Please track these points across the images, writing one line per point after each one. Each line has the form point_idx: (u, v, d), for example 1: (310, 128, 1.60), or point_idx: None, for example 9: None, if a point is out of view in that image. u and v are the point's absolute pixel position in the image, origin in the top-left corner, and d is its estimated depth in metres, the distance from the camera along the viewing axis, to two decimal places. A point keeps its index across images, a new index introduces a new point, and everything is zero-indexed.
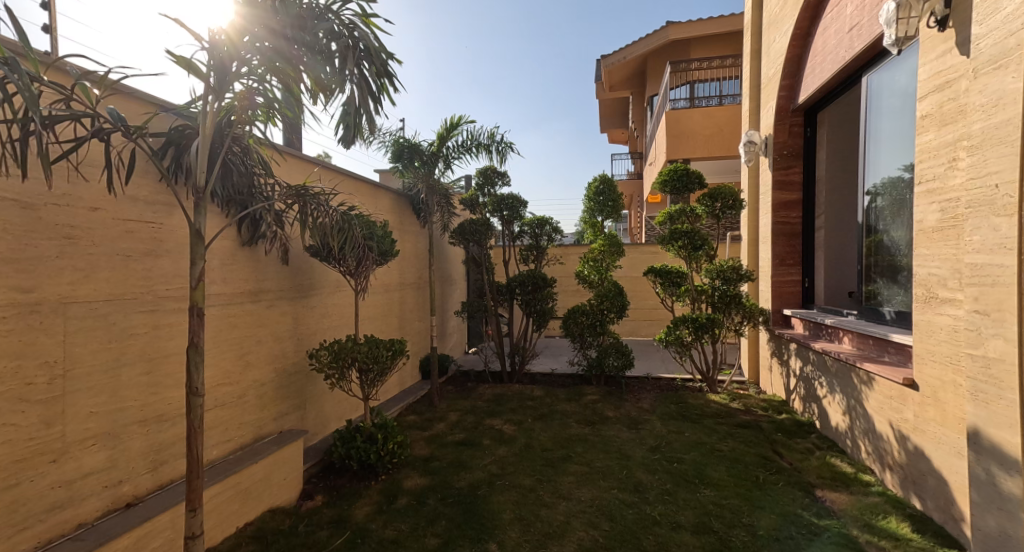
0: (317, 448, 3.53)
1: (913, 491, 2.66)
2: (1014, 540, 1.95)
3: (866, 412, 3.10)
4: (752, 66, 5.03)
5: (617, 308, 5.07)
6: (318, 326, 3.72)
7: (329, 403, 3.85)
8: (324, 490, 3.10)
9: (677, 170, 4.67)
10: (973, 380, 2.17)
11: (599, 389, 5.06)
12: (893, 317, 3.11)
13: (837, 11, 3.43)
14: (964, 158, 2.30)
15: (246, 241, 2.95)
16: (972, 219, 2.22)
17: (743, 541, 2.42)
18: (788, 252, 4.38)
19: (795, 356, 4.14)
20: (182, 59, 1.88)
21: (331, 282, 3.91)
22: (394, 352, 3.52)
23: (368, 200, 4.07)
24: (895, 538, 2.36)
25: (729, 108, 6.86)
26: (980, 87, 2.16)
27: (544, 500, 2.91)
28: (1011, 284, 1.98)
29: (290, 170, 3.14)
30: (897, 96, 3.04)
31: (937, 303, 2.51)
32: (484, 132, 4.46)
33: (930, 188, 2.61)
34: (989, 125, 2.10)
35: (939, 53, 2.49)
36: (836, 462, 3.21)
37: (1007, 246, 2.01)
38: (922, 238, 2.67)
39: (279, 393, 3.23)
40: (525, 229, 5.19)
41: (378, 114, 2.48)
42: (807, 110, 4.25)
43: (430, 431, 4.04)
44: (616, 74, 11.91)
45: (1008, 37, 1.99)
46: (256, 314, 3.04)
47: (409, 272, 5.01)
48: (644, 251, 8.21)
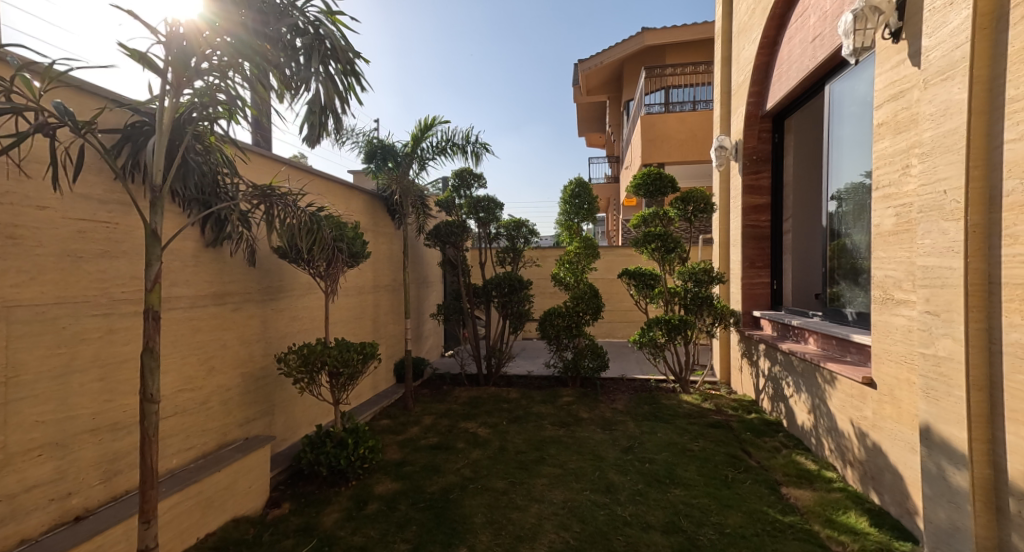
0: (285, 455, 3.44)
1: (872, 486, 2.75)
2: (963, 532, 2.03)
3: (829, 411, 3.18)
4: (722, 73, 5.15)
5: (592, 310, 5.10)
6: (287, 330, 3.64)
7: (299, 408, 3.77)
8: (291, 497, 3.02)
9: (651, 174, 4.74)
10: (926, 378, 2.27)
11: (574, 391, 5.09)
12: (855, 318, 3.22)
13: (801, 21, 3.53)
14: (916, 165, 2.40)
15: (210, 242, 2.87)
16: (923, 224, 2.31)
17: (711, 539, 2.45)
18: (757, 255, 4.48)
19: (764, 357, 4.23)
20: (135, 52, 1.84)
21: (301, 285, 3.83)
22: (366, 356, 3.44)
23: (339, 201, 4.01)
24: (854, 533, 2.44)
25: (701, 114, 7.02)
26: (930, 97, 2.26)
27: (516, 503, 2.90)
28: (959, 285, 2.07)
29: (256, 169, 3.07)
30: (857, 104, 3.15)
31: (893, 304, 2.61)
32: (459, 133, 4.44)
33: (886, 193, 2.71)
34: (938, 134, 2.20)
35: (894, 63, 2.60)
36: (801, 460, 3.30)
37: (954, 249, 2.11)
38: (879, 241, 2.77)
39: (246, 398, 3.15)
40: (501, 230, 5.20)
41: (345, 113, 2.53)
42: (775, 116, 4.36)
43: (404, 435, 3.99)
44: (594, 78, 12.06)
45: (954, 50, 2.10)
46: (221, 317, 2.96)
47: (384, 273, 4.96)
48: (619, 254, 8.32)
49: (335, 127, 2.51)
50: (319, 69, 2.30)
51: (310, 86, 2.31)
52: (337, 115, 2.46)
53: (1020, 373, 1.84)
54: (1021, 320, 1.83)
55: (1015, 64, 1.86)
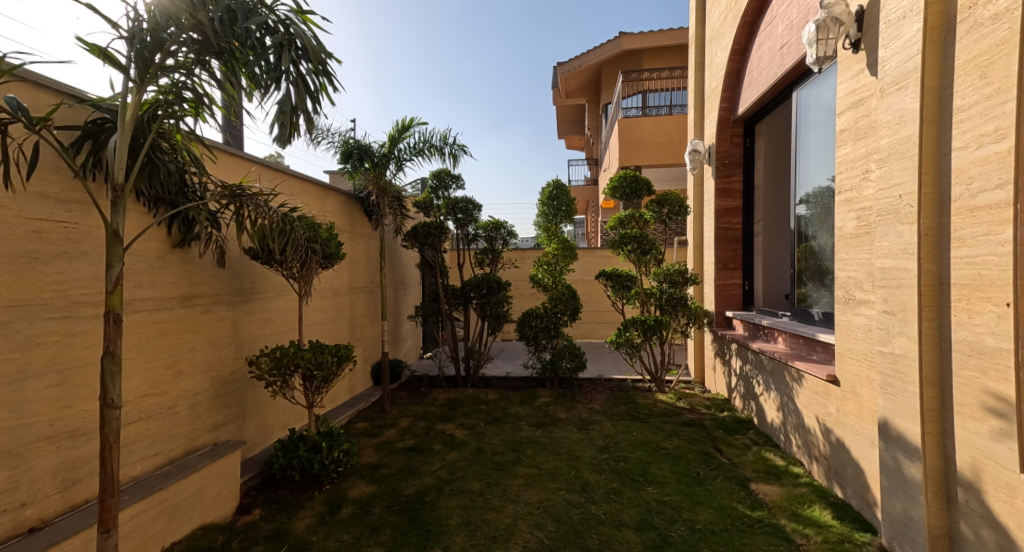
0: (257, 460, 3.37)
1: (836, 480, 2.85)
2: (917, 522, 2.13)
3: (797, 408, 3.27)
4: (696, 78, 5.26)
5: (570, 310, 5.15)
6: (260, 332, 3.58)
7: (271, 412, 3.70)
8: (262, 503, 2.96)
9: (627, 177, 4.81)
10: (883, 374, 2.37)
11: (552, 391, 5.13)
12: (820, 317, 3.33)
13: (770, 29, 3.64)
14: (874, 170, 2.51)
15: (178, 242, 2.81)
16: (881, 227, 2.42)
17: (682, 536, 2.50)
18: (730, 256, 4.58)
19: (736, 356, 4.33)
20: (95, 47, 1.81)
21: (274, 286, 3.77)
22: (341, 358, 3.40)
23: (314, 202, 3.96)
24: (818, 526, 2.53)
25: (677, 118, 7.17)
26: (886, 105, 2.37)
27: (491, 504, 2.90)
28: (913, 286, 2.17)
29: (225, 168, 3.00)
30: (822, 110, 3.25)
31: (854, 304, 2.71)
32: (437, 134, 4.43)
33: (848, 197, 2.81)
34: (894, 140, 2.32)
35: (854, 72, 2.70)
36: (770, 456, 3.40)
37: (909, 252, 2.21)
38: (841, 243, 2.88)
39: (215, 402, 3.07)
40: (480, 232, 5.20)
41: (318, 114, 2.51)
42: (746, 121, 4.48)
43: (380, 437, 3.96)
44: (572, 81, 12.17)
45: (907, 61, 2.21)
46: (190, 319, 2.90)
47: (361, 275, 4.91)
48: (597, 255, 8.41)
49: (306, 128, 2.48)
50: (290, 68, 2.28)
51: (280, 86, 2.27)
52: (309, 115, 2.44)
53: (968, 369, 1.93)
54: (968, 318, 1.93)
55: (962, 75, 1.97)
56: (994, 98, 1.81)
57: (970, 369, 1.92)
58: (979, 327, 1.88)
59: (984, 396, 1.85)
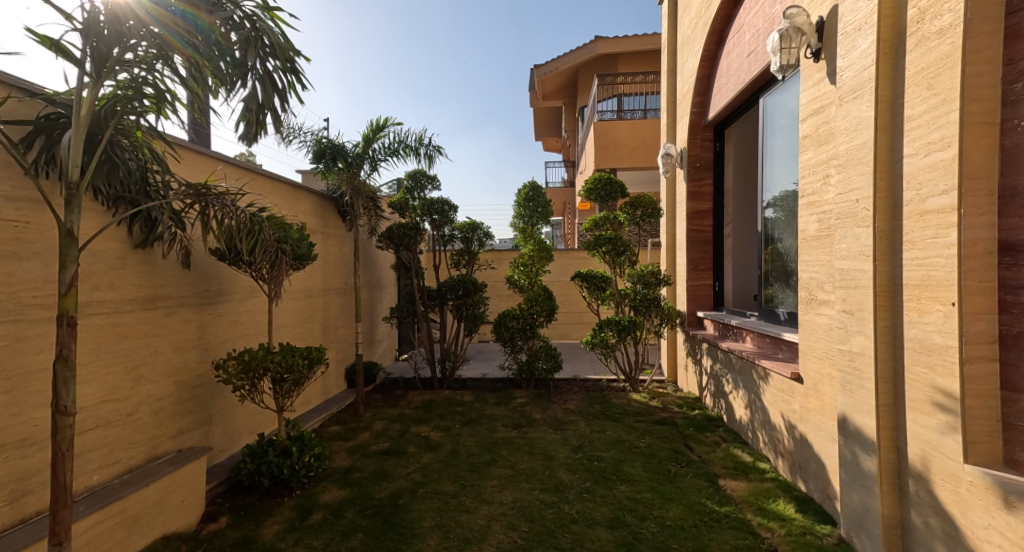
0: (224, 466, 3.29)
1: (799, 475, 2.94)
2: (873, 513, 2.22)
3: (763, 405, 3.37)
4: (668, 83, 5.37)
5: (546, 311, 5.18)
6: (227, 335, 3.48)
7: (239, 417, 3.61)
8: (229, 510, 2.89)
9: (601, 180, 4.88)
10: (844, 372, 2.47)
11: (528, 392, 5.16)
12: (785, 317, 3.44)
13: (738, 37, 3.75)
14: (834, 175, 2.62)
15: (140, 242, 2.71)
16: (841, 230, 2.53)
17: (652, 532, 2.55)
18: (701, 258, 4.69)
19: (706, 356, 4.43)
20: (47, 39, 1.74)
21: (243, 288, 3.68)
22: (312, 361, 3.34)
23: (285, 202, 3.90)
24: (782, 519, 2.61)
25: (651, 122, 7.30)
26: (845, 113, 2.49)
27: (465, 505, 2.90)
28: (869, 286, 2.28)
29: (189, 166, 2.92)
30: (787, 117, 3.36)
31: (816, 304, 2.82)
32: (412, 135, 4.40)
33: (810, 201, 2.92)
34: (852, 147, 2.43)
35: (815, 80, 2.82)
36: (738, 452, 3.49)
37: (866, 254, 2.31)
38: (804, 246, 3.00)
39: (179, 408, 2.98)
40: (456, 233, 5.19)
41: (286, 111, 2.52)
42: (716, 126, 4.60)
43: (354, 441, 3.90)
44: (550, 83, 12.24)
45: (863, 72, 2.33)
46: (153, 322, 2.81)
47: (334, 276, 4.84)
48: (573, 257, 8.50)
49: (274, 127, 2.49)
50: (256, 65, 2.30)
51: (246, 83, 2.32)
52: (277, 113, 2.45)
53: (919, 365, 2.02)
54: (919, 317, 2.03)
55: (911, 85, 2.07)
56: (940, 108, 1.90)
57: (920, 366, 2.02)
58: (928, 325, 1.97)
59: (933, 392, 1.94)
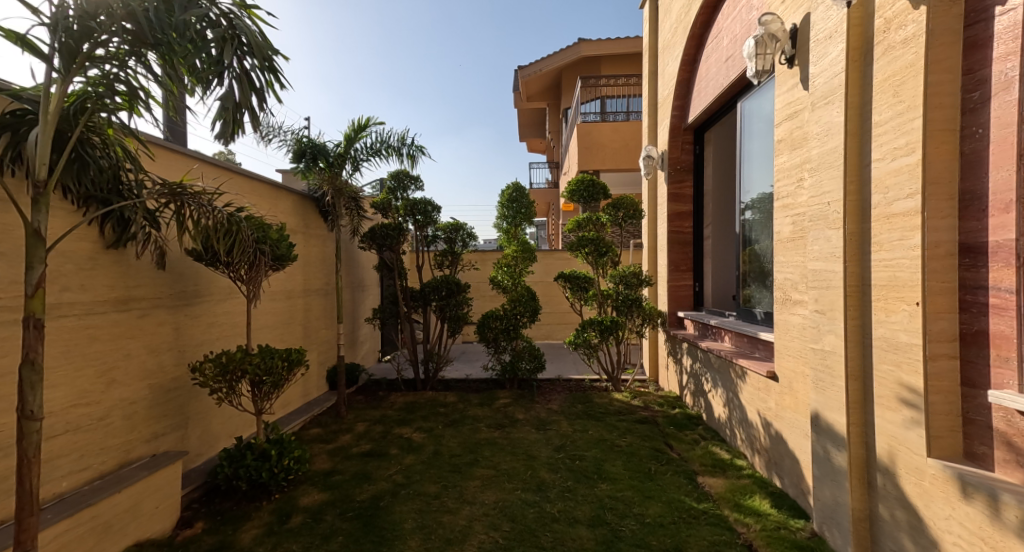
0: (200, 471, 3.22)
1: (775, 471, 3.01)
2: (843, 506, 2.29)
3: (741, 403, 3.44)
4: (650, 86, 5.44)
5: (529, 312, 5.19)
6: (204, 337, 3.42)
7: (216, 421, 3.54)
8: (206, 515, 2.83)
9: (584, 181, 4.91)
10: (816, 370, 2.54)
11: (511, 392, 5.17)
12: (762, 316, 3.51)
13: (717, 42, 3.83)
14: (807, 178, 2.70)
15: (112, 242, 2.65)
16: (814, 232, 2.60)
17: (632, 530, 2.58)
18: (681, 259, 4.78)
19: (686, 355, 4.50)
20: (12, 34, 1.70)
21: (221, 289, 3.62)
22: (292, 363, 3.30)
23: (264, 202, 3.84)
24: (758, 515, 2.67)
25: (634, 124, 7.40)
26: (817, 118, 2.56)
27: (447, 506, 2.89)
28: (840, 286, 2.35)
29: (164, 165, 2.87)
30: (763, 121, 3.44)
31: (790, 304, 2.89)
32: (394, 135, 4.38)
33: (784, 203, 3.00)
34: (823, 151, 2.50)
35: (789, 86, 2.89)
36: (716, 450, 3.56)
37: (837, 255, 2.38)
38: (779, 247, 3.07)
39: (154, 412, 2.92)
40: (439, 233, 5.18)
41: (263, 110, 2.48)
42: (696, 129, 4.68)
43: (334, 443, 3.87)
44: (533, 84, 12.29)
45: (834, 78, 2.40)
46: (126, 325, 2.75)
47: (315, 277, 4.79)
48: (557, 257, 8.55)
49: (251, 126, 2.44)
50: (233, 63, 2.25)
51: (222, 81, 2.24)
52: (254, 112, 2.41)
53: (886, 363, 2.09)
54: (886, 316, 2.10)
55: (878, 92, 2.14)
56: (905, 115, 1.97)
57: (887, 363, 2.09)
58: (894, 324, 2.04)
59: (900, 389, 2.01)
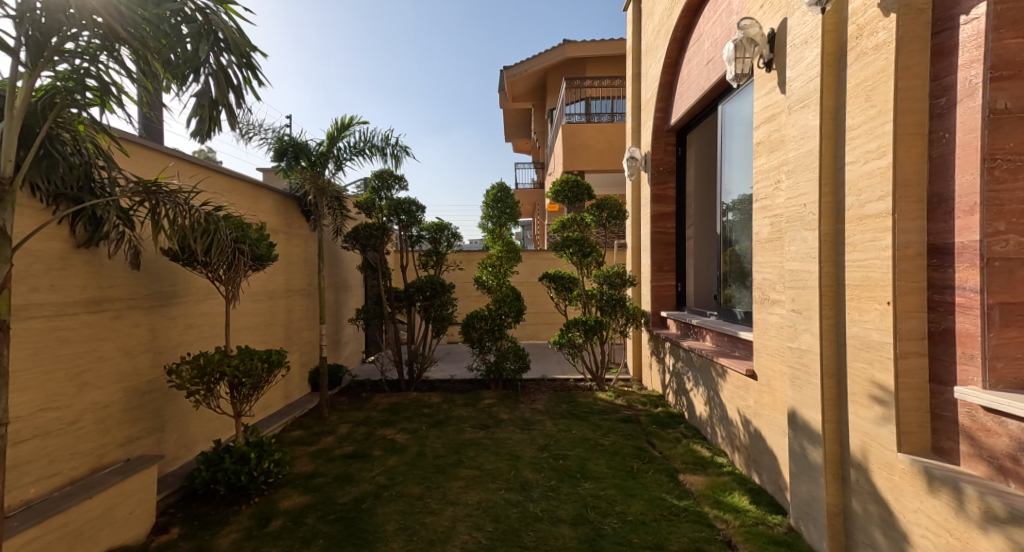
0: (177, 475, 3.15)
1: (754, 468, 3.07)
2: (819, 501, 2.34)
3: (721, 401, 3.50)
4: (633, 88, 5.50)
5: (514, 312, 5.20)
6: (181, 338, 3.36)
7: (194, 424, 3.47)
8: (182, 520, 2.77)
9: (569, 182, 4.94)
10: (794, 368, 2.59)
11: (496, 392, 5.18)
12: (742, 316, 3.57)
13: (698, 46, 3.89)
14: (784, 181, 2.75)
15: (83, 242, 2.58)
16: (791, 233, 2.66)
17: (614, 528, 2.60)
18: (664, 259, 4.84)
19: (669, 354, 4.55)
20: None
21: (199, 290, 3.56)
22: (272, 364, 3.25)
23: (244, 201, 3.79)
24: (737, 511, 2.72)
25: (618, 126, 7.48)
26: (794, 121, 2.62)
27: (430, 507, 2.88)
28: (816, 286, 2.40)
29: (139, 162, 2.80)
30: (743, 123, 3.49)
31: (768, 304, 2.95)
32: (378, 134, 4.35)
33: (763, 205, 3.05)
34: (800, 154, 2.56)
35: (767, 89, 2.94)
36: (698, 448, 3.61)
37: (813, 256, 2.44)
38: (758, 248, 3.13)
39: (128, 415, 2.85)
40: (424, 233, 5.16)
41: (241, 107, 2.46)
42: (679, 131, 4.74)
43: (317, 445, 3.82)
44: (518, 84, 12.32)
45: (809, 83, 2.45)
46: (99, 326, 2.67)
47: (297, 277, 4.73)
48: (542, 257, 8.59)
49: (229, 124, 2.42)
50: (209, 59, 2.23)
51: (198, 77, 2.24)
52: (231, 109, 2.39)
53: (859, 361, 2.15)
54: (859, 316, 2.15)
55: (851, 97, 2.19)
56: (877, 119, 2.03)
57: (860, 361, 2.14)
58: (867, 323, 2.10)
59: (872, 387, 2.06)
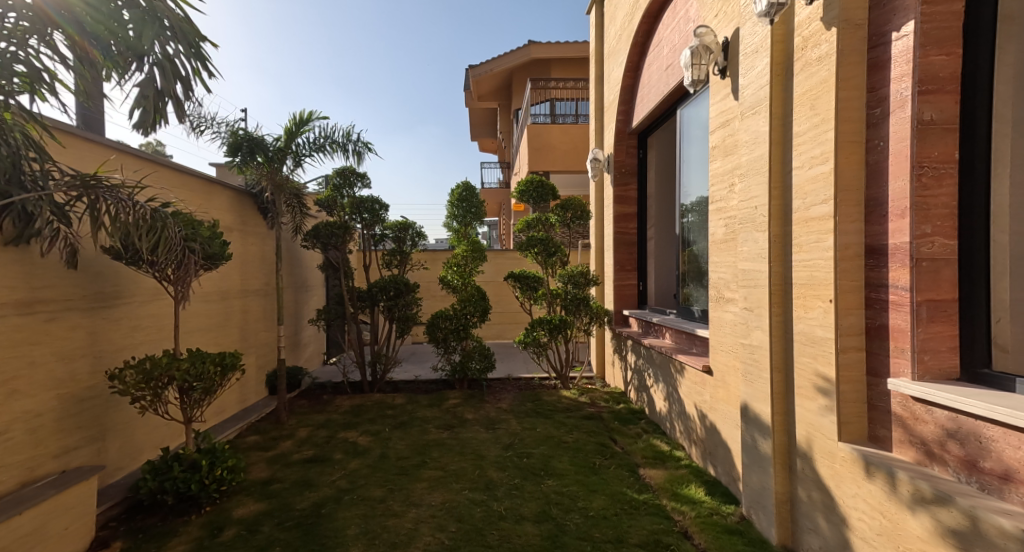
0: (119, 486, 2.98)
1: (709, 461, 3.19)
2: (768, 490, 2.46)
3: (679, 397, 3.61)
4: (596, 91, 5.59)
5: (480, 312, 5.19)
6: (125, 341, 3.18)
7: (139, 432, 3.29)
8: (126, 533, 2.62)
9: (534, 182, 4.98)
10: (747, 363, 2.70)
11: (461, 392, 5.16)
12: (699, 314, 3.70)
13: (658, 51, 3.99)
14: (737, 184, 2.86)
15: (11, 240, 2.38)
16: (744, 234, 2.77)
17: (576, 524, 2.64)
18: (626, 259, 4.96)
19: (630, 352, 4.66)
20: None
21: (144, 290, 3.38)
22: (226, 367, 3.13)
23: (195, 198, 3.63)
24: (693, 503, 2.82)
25: (583, 127, 7.60)
26: (746, 127, 2.73)
27: (393, 510, 2.84)
28: (766, 285, 2.51)
29: (77, 155, 2.63)
30: (700, 128, 3.61)
31: (723, 302, 3.07)
32: (339, 130, 4.26)
33: (718, 207, 3.17)
34: (752, 158, 2.67)
35: (722, 96, 3.05)
36: (657, 442, 3.72)
37: (763, 256, 2.55)
38: (714, 248, 3.25)
39: (65, 424, 2.68)
40: (387, 232, 5.09)
41: (190, 99, 2.35)
42: (640, 134, 4.86)
43: (274, 450, 3.70)
44: (484, 84, 12.30)
45: (760, 90, 2.56)
46: (30, 329, 2.50)
47: (253, 277, 4.56)
48: (508, 257, 8.63)
49: (176, 116, 2.30)
50: (154, 48, 2.09)
51: (142, 67, 2.10)
52: (179, 101, 2.27)
53: (805, 356, 2.26)
54: (805, 313, 2.27)
55: (798, 105, 2.31)
56: (821, 127, 2.14)
57: (806, 356, 2.26)
58: (812, 320, 2.21)
59: (816, 380, 2.17)
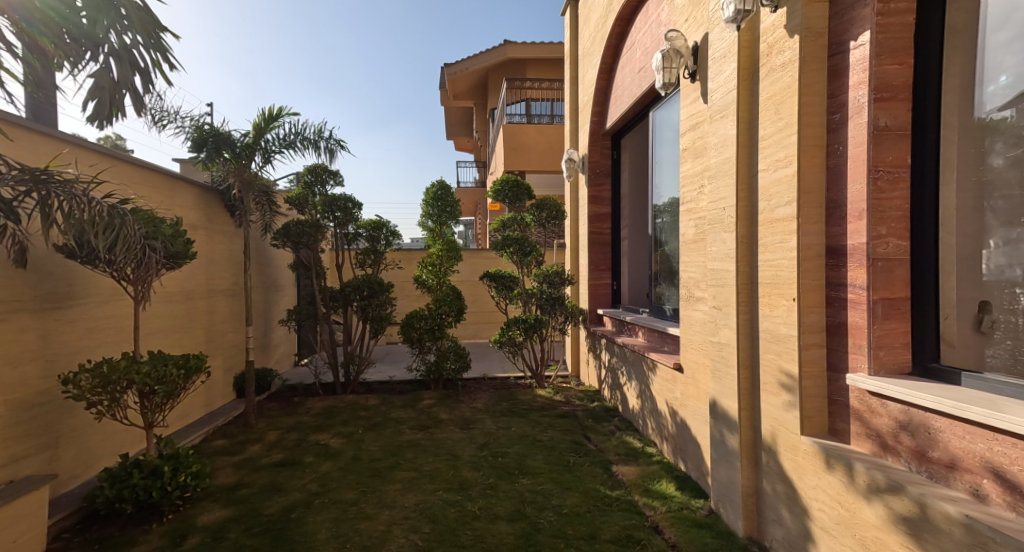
0: (74, 496, 2.85)
1: (680, 456, 3.26)
2: (735, 484, 2.52)
3: (651, 394, 3.68)
4: (571, 92, 5.64)
5: (455, 311, 5.17)
6: (80, 344, 3.03)
7: (96, 438, 3.15)
8: (81, 544, 2.50)
9: (509, 182, 4.99)
10: (715, 361, 2.77)
11: (436, 392, 5.13)
12: (671, 312, 3.78)
13: (631, 53, 4.05)
14: (707, 185, 2.93)
15: None
16: (713, 234, 2.84)
17: (549, 522, 2.66)
18: (601, 258, 5.03)
19: (604, 350, 4.73)
20: None
21: (101, 290, 3.24)
22: (190, 370, 3.02)
23: (157, 195, 3.49)
24: (664, 498, 2.87)
25: (558, 128, 7.66)
26: (714, 130, 2.80)
27: (365, 512, 2.81)
28: (734, 284, 2.58)
29: (26, 148, 2.50)
30: (672, 130, 3.68)
31: (693, 301, 3.13)
32: (310, 127, 4.17)
33: (688, 208, 3.24)
34: (720, 160, 2.74)
35: (692, 99, 3.12)
36: (630, 439, 3.78)
37: (731, 256, 2.62)
38: (685, 248, 3.32)
39: (14, 431, 2.54)
40: (361, 231, 5.02)
41: (150, 91, 2.27)
42: (614, 135, 4.93)
43: (242, 455, 3.60)
44: (460, 83, 12.25)
45: (728, 94, 2.63)
46: None
47: (220, 276, 4.42)
48: (484, 257, 8.62)
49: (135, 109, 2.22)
50: (109, 37, 2.03)
51: (97, 56, 2.04)
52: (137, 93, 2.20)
53: (770, 353, 2.33)
54: (770, 311, 2.34)
55: (763, 110, 2.38)
56: (785, 131, 2.21)
57: (771, 353, 2.32)
58: (777, 318, 2.28)
59: (781, 376, 2.24)
